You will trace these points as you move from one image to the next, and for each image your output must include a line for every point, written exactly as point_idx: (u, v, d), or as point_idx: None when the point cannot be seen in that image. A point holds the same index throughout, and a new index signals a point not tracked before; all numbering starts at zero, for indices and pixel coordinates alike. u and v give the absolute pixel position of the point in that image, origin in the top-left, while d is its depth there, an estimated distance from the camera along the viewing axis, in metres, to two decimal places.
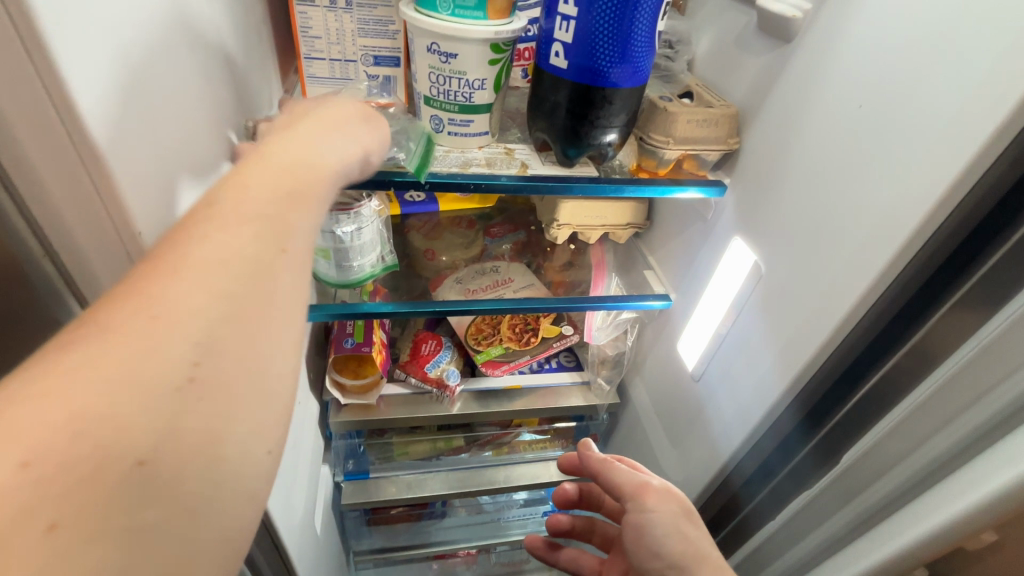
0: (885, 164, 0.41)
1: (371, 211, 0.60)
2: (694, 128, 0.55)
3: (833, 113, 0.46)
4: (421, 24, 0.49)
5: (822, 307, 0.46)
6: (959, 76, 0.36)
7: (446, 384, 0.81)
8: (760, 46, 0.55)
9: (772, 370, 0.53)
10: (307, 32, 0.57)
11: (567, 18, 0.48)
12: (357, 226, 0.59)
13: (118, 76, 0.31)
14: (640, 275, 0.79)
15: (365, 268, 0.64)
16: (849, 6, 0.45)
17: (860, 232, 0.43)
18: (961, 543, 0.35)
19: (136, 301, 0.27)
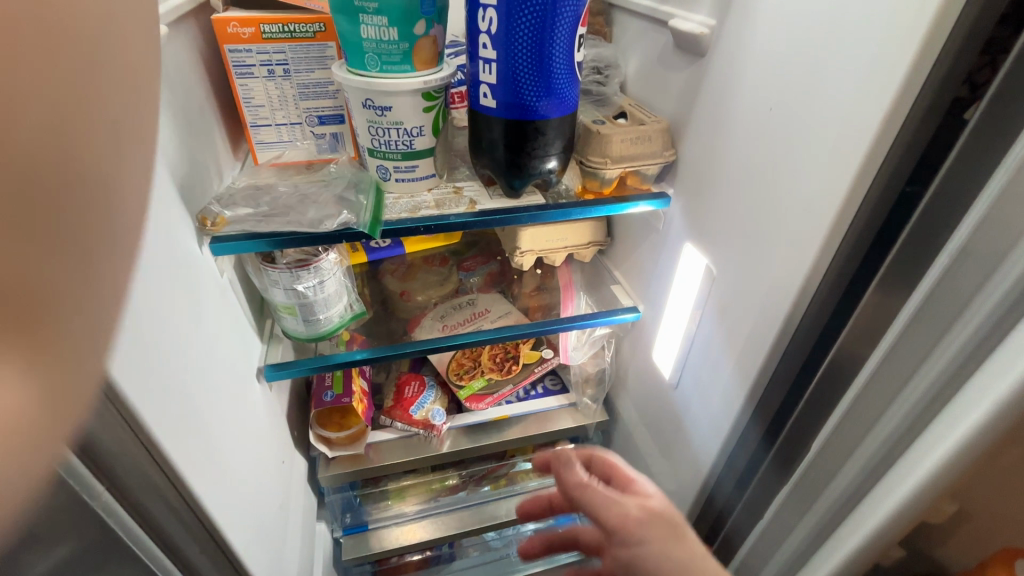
0: (801, 160, 0.43)
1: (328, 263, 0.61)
2: (628, 147, 0.58)
3: (751, 115, 0.49)
4: (353, 83, 0.52)
5: (772, 298, 0.48)
6: (846, 69, 0.38)
7: (432, 425, 0.81)
8: (679, 62, 0.58)
9: (741, 367, 0.54)
10: (250, 102, 0.60)
11: (489, 61, 0.50)
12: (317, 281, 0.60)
13: None
14: (608, 291, 0.81)
15: (331, 320, 0.65)
16: (748, 17, 0.48)
17: (792, 225, 0.45)
18: (922, 509, 0.35)
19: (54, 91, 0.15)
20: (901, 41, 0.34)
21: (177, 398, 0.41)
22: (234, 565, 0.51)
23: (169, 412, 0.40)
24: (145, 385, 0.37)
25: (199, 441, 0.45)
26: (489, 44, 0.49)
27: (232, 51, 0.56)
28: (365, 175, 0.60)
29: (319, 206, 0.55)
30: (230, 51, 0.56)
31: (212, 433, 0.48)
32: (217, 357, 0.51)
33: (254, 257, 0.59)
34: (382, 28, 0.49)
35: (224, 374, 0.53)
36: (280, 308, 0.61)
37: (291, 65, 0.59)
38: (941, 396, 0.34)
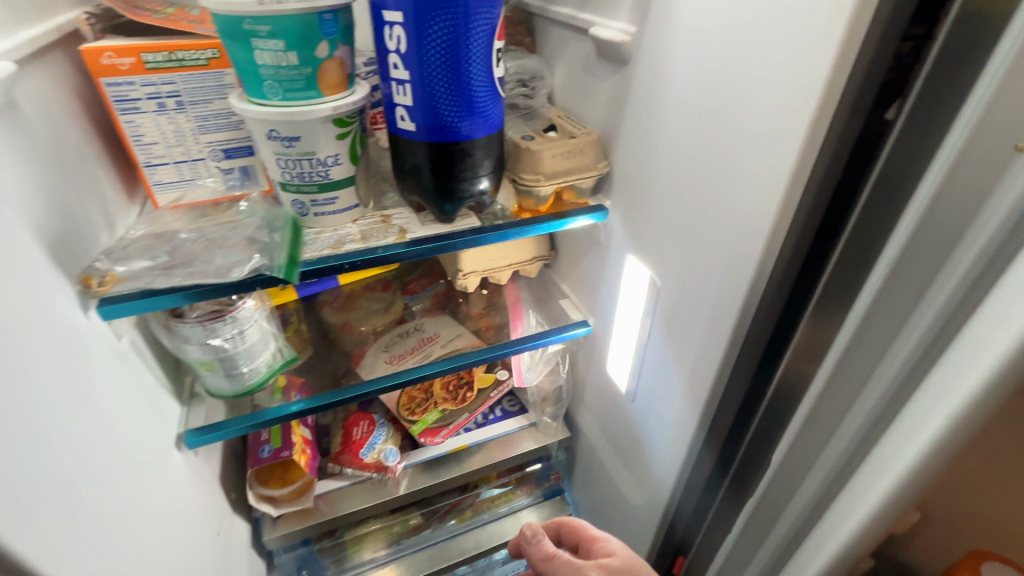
0: (734, 167, 0.42)
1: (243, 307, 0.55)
2: (560, 161, 0.56)
3: (681, 123, 0.47)
4: (254, 114, 0.47)
5: (719, 309, 0.47)
6: (772, 73, 0.37)
7: (386, 466, 0.76)
8: (604, 71, 0.56)
9: (694, 378, 0.52)
10: (140, 140, 0.54)
11: (402, 82, 0.46)
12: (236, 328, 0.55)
13: None
14: (557, 305, 0.78)
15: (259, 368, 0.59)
16: (667, 24, 0.46)
17: (732, 233, 0.44)
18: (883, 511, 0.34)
19: None
20: (822, 43, 0.33)
21: (55, 498, 0.35)
22: None
23: (42, 520, 0.34)
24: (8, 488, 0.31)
25: (92, 545, 0.38)
26: (400, 64, 0.46)
27: (110, 85, 0.50)
28: (280, 210, 0.55)
29: (227, 250, 0.49)
30: (108, 85, 0.50)
31: (112, 527, 0.41)
32: (116, 437, 0.45)
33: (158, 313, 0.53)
34: (279, 52, 0.44)
35: (128, 453, 0.46)
36: (196, 364, 0.55)
37: (184, 97, 0.53)
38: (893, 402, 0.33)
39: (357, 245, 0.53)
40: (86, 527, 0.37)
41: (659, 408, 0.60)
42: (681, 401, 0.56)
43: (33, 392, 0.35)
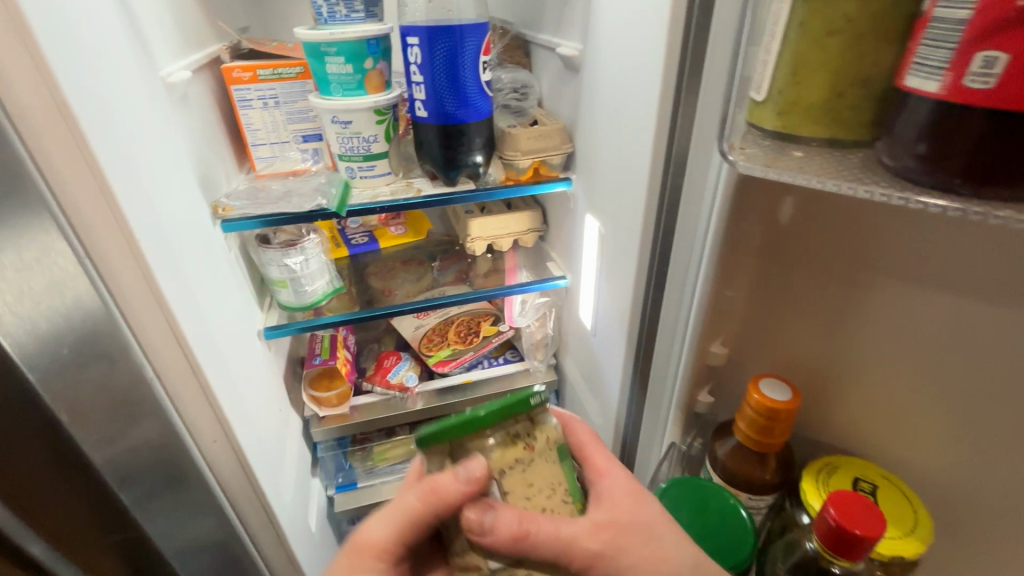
0: (626, 136, 0.61)
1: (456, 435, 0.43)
2: (533, 143, 0.77)
3: (604, 108, 0.66)
4: (322, 106, 0.71)
5: (628, 243, 0.64)
6: (639, 67, 0.55)
7: (406, 387, 0.97)
8: (567, 77, 0.77)
9: (621, 302, 0.70)
10: (250, 127, 0.79)
11: (418, 84, 0.70)
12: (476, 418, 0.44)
13: (123, 127, 0.48)
14: (545, 267, 0.98)
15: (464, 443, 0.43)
16: (595, 40, 0.65)
17: (630, 185, 0.61)
18: (697, 360, 0.51)
19: None
20: (655, 47, 0.51)
21: (194, 309, 0.56)
22: (236, 449, 0.64)
23: (189, 317, 0.54)
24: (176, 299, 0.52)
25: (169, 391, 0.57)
26: (418, 71, 0.69)
27: (237, 91, 0.76)
28: (338, 175, 0.79)
29: (301, 197, 0.73)
30: (235, 91, 0.76)
31: (223, 340, 0.63)
32: (231, 304, 0.69)
33: (255, 242, 0.78)
34: (340, 65, 0.69)
35: (234, 319, 0.69)
36: (275, 282, 0.80)
37: (280, 98, 0.78)
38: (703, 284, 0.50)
39: (388, 196, 0.76)
40: (206, 321, 0.58)
41: (606, 336, 0.77)
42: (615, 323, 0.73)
43: (179, 244, 0.55)
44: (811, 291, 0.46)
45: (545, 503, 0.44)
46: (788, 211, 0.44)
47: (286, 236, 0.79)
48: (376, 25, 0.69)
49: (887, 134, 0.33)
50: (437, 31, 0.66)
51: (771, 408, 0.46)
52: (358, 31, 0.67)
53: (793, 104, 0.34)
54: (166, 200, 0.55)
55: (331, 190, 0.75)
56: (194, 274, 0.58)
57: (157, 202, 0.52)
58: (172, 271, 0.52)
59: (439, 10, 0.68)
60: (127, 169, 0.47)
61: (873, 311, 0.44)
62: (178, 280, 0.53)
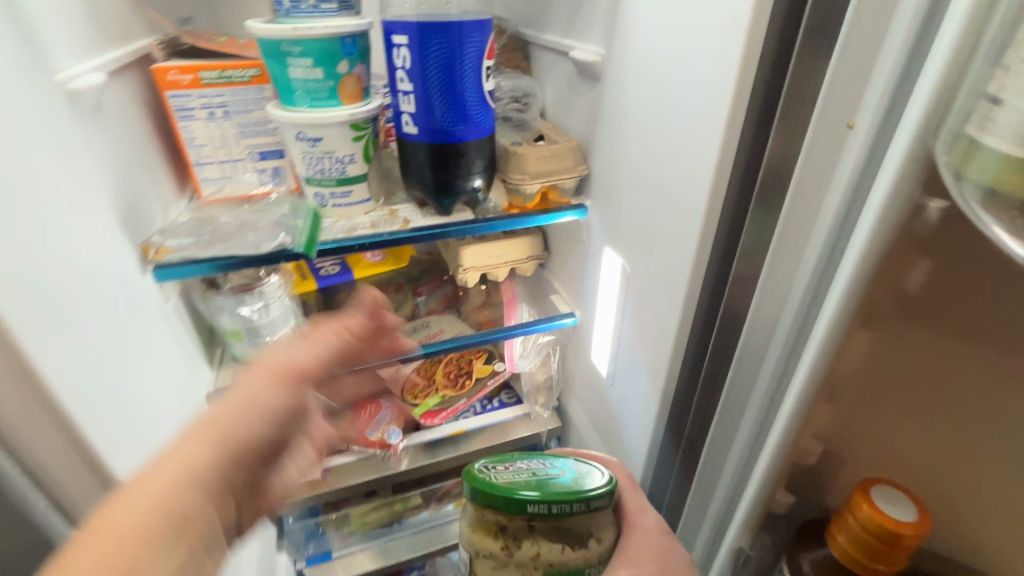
0: (671, 163, 0.49)
1: (511, 470, 0.53)
2: (543, 164, 0.64)
3: (637, 127, 0.54)
4: (284, 119, 0.57)
5: (669, 291, 0.53)
6: (696, 80, 0.43)
7: (389, 444, 0.84)
8: (582, 87, 0.65)
9: (655, 359, 0.58)
10: (192, 142, 0.64)
11: (407, 93, 0.57)
12: (560, 468, 0.54)
13: None
14: (548, 301, 0.86)
15: (551, 479, 0.51)
16: (626, 44, 0.54)
17: (675, 222, 0.50)
18: (781, 456, 0.40)
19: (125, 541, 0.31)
20: (727, 57, 0.39)
21: (105, 398, 0.41)
22: None
23: (94, 412, 0.40)
24: (67, 397, 0.37)
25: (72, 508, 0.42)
26: (406, 78, 0.56)
27: (173, 97, 0.61)
28: (304, 201, 0.65)
29: (257, 232, 0.59)
30: (171, 97, 0.61)
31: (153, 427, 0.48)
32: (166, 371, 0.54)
33: (201, 285, 0.63)
34: (307, 68, 0.54)
35: (171, 389, 0.54)
36: (228, 333, 0.65)
37: (230, 107, 0.63)
38: (791, 359, 0.39)
39: (368, 229, 0.62)
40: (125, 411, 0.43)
41: (630, 391, 0.66)
42: (643, 379, 0.62)
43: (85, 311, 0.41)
44: (939, 378, 0.35)
45: (557, 558, 0.47)
46: (921, 278, 0.33)
47: (240, 277, 0.64)
48: (354, 20, 0.55)
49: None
50: (431, 28, 0.52)
51: (890, 532, 0.36)
52: (330, 26, 0.53)
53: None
54: (63, 252, 0.40)
55: (295, 222, 0.60)
56: (106, 352, 0.43)
57: (45, 259, 0.37)
58: (68, 354, 0.37)
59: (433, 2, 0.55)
60: None
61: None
62: (80, 364, 0.39)
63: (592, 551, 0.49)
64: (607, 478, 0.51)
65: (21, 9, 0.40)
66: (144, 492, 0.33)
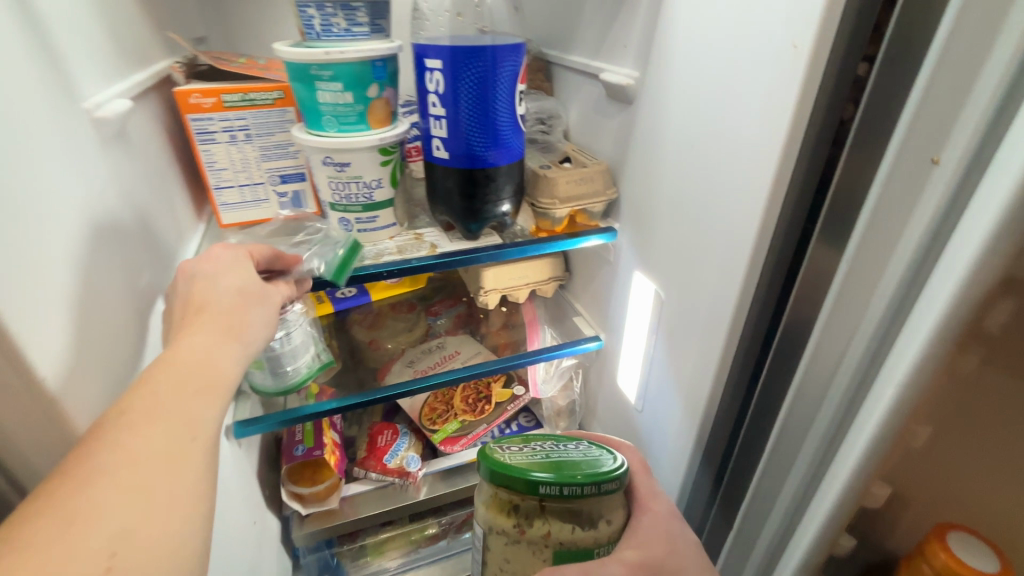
0: (716, 190, 0.48)
1: (523, 451, 0.49)
2: (573, 188, 0.63)
3: (676, 152, 0.53)
4: (311, 143, 0.56)
5: (711, 320, 0.51)
6: (748, 109, 0.42)
7: (407, 472, 0.80)
8: (613, 109, 0.64)
9: (693, 390, 0.56)
10: (212, 166, 0.62)
11: (438, 117, 0.55)
12: (574, 449, 0.50)
13: (15, 196, 0.32)
14: (571, 323, 0.84)
15: (564, 459, 0.47)
16: (665, 68, 0.52)
17: (721, 250, 0.48)
18: (852, 501, 0.38)
19: (97, 508, 0.29)
20: (786, 87, 0.38)
21: None
22: None
23: None
24: None
25: None
26: (437, 102, 0.55)
27: (194, 121, 0.59)
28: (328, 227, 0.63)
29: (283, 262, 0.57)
30: (192, 120, 0.59)
31: None
32: None
33: None
34: (337, 92, 0.53)
35: None
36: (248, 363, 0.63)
37: (252, 130, 0.62)
38: (854, 398, 0.37)
39: (396, 257, 0.61)
40: None
41: (662, 419, 0.64)
42: (678, 408, 0.60)
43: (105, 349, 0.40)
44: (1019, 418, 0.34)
45: (564, 537, 0.45)
46: (1005, 319, 0.31)
47: None
48: (385, 43, 0.54)
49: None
50: (466, 52, 0.51)
51: None
52: (362, 50, 0.51)
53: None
54: (89, 289, 0.38)
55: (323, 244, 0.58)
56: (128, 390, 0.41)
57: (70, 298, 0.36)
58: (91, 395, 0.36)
59: (466, 26, 0.54)
60: (16, 262, 0.31)
61: None
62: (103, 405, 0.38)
63: (602, 532, 0.46)
64: (620, 464, 0.48)
65: (48, 37, 0.39)
66: (94, 506, 0.29)
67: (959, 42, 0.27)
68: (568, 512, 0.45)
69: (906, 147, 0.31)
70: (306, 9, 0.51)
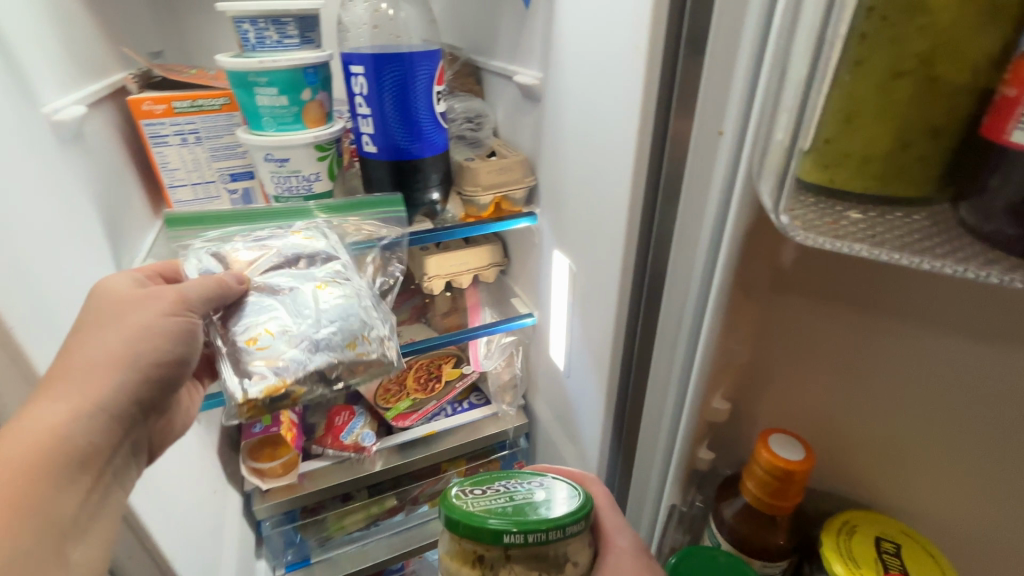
0: (599, 171, 0.56)
1: (486, 494, 0.49)
2: (494, 177, 0.71)
3: (572, 141, 0.62)
4: (253, 142, 0.63)
5: (605, 283, 0.60)
6: (613, 100, 0.51)
7: (362, 447, 0.87)
8: (527, 107, 0.72)
9: (599, 349, 0.64)
10: (166, 167, 0.69)
11: (366, 117, 0.63)
12: (536, 488, 0.50)
13: None
14: (510, 304, 0.93)
15: (526, 501, 0.47)
16: (559, 69, 0.61)
17: (606, 222, 0.57)
18: (700, 416, 0.46)
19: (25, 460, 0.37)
20: (633, 80, 0.47)
21: None
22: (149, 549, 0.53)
23: None
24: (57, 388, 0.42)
25: None
26: (364, 103, 0.62)
27: (148, 125, 0.66)
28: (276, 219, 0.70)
29: None
30: (146, 125, 0.66)
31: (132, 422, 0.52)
32: None
33: None
34: (273, 96, 0.60)
35: None
36: None
37: (202, 133, 0.68)
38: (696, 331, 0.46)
39: None
40: None
41: (581, 380, 0.72)
42: (591, 367, 0.68)
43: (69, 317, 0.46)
44: (815, 337, 0.43)
45: None
46: (790, 254, 0.40)
47: None
48: (316, 53, 0.61)
49: (979, 193, 0.25)
50: (385, 59, 0.59)
51: (784, 471, 0.42)
52: (294, 59, 0.59)
53: (863, 157, 0.26)
54: (53, 264, 0.45)
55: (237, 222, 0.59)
56: None
57: (36, 269, 0.42)
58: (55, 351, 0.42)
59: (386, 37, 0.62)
60: None
61: (880, 360, 0.41)
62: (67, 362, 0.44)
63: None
64: (581, 500, 0.48)
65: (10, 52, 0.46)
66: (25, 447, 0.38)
67: (723, 41, 0.36)
68: (533, 558, 0.44)
69: (704, 123, 0.39)
70: (242, 24, 0.58)
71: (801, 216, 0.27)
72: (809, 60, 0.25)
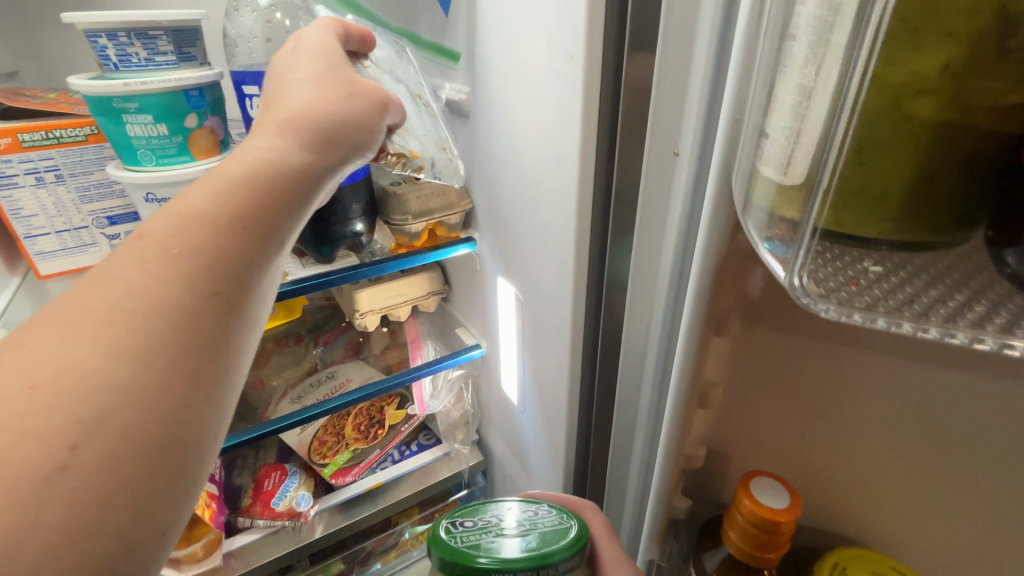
0: (539, 194, 0.51)
1: (479, 526, 0.42)
2: (424, 203, 0.64)
3: (507, 162, 0.56)
4: (128, 179, 0.52)
5: (556, 317, 0.54)
6: (549, 117, 0.46)
7: (298, 512, 0.77)
8: (455, 125, 0.66)
9: (554, 384, 0.59)
10: (19, 213, 0.56)
11: None
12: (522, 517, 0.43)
13: None
14: (454, 335, 0.86)
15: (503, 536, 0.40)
16: (487, 83, 0.55)
17: (552, 251, 0.51)
18: (674, 464, 0.41)
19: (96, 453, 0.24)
20: (570, 96, 0.41)
21: None
22: None
23: None
24: None
25: None
26: None
27: None
28: None
29: None
30: None
31: None
32: None
33: None
34: (147, 125, 0.50)
35: None
36: None
37: (63, 171, 0.56)
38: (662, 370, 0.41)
39: None
40: None
41: (537, 417, 0.66)
42: (547, 404, 0.62)
43: None
44: (789, 370, 0.39)
45: None
46: (759, 283, 0.36)
47: None
48: (199, 72, 0.52)
49: None
50: None
51: (769, 521, 0.38)
52: (170, 80, 0.49)
53: (880, 193, 0.23)
54: None
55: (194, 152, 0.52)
56: None
57: None
58: None
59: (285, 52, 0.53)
60: None
61: (859, 391, 0.38)
62: None
63: None
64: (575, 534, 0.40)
65: None
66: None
67: (672, 50, 0.31)
68: None
69: (656, 144, 0.35)
70: (99, 39, 0.48)
71: (815, 275, 0.24)
72: (798, 83, 0.22)
